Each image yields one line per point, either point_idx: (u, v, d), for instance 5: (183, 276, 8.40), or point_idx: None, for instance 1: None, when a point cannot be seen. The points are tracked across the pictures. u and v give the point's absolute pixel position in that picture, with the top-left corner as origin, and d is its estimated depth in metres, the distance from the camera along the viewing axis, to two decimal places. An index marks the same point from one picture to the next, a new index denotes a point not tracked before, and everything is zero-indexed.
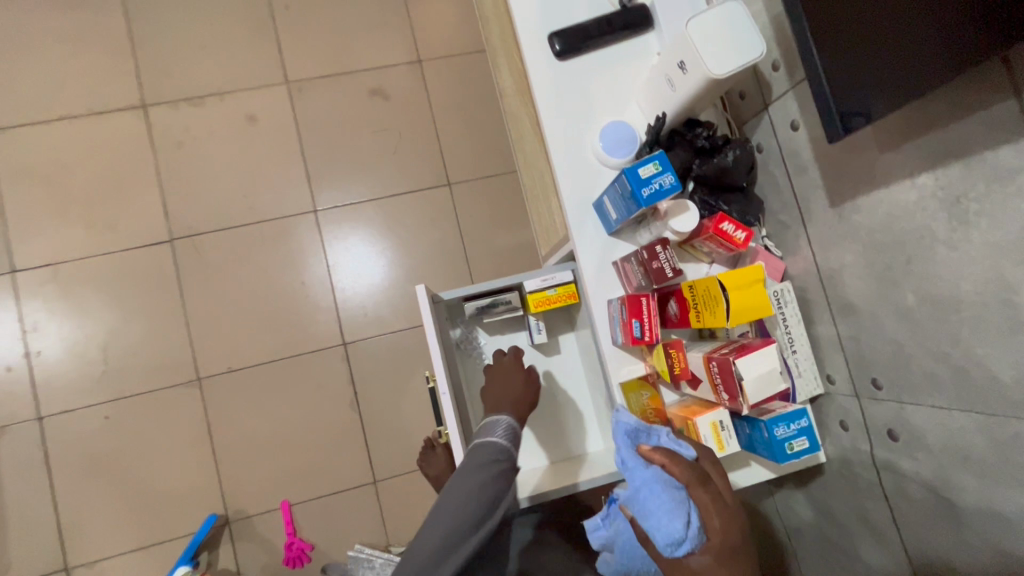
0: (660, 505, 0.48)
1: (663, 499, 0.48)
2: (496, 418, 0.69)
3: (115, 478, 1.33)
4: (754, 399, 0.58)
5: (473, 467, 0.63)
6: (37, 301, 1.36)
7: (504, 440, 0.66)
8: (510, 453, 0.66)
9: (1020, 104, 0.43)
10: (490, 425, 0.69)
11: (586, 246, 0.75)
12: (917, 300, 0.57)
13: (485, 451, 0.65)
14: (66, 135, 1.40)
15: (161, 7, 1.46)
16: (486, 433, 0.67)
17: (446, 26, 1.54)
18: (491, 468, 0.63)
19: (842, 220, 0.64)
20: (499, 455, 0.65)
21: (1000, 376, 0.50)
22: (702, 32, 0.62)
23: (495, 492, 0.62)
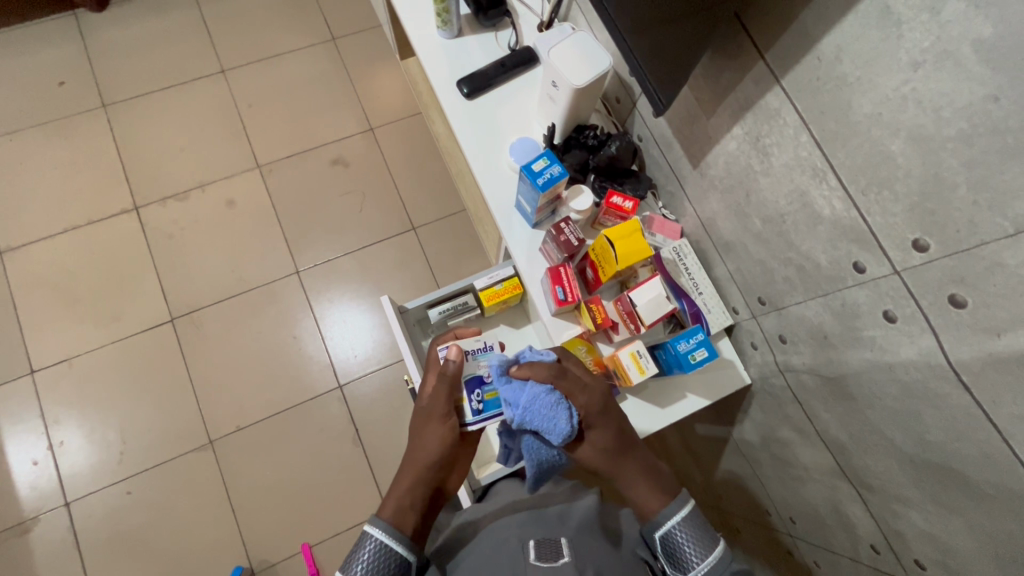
0: (550, 417, 0.65)
1: (552, 413, 0.65)
2: (369, 528, 0.62)
3: (143, 550, 1.40)
4: (650, 320, 0.74)
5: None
6: (57, 396, 1.48)
7: (387, 530, 0.62)
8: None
9: (766, 63, 0.60)
10: (362, 541, 0.62)
11: (515, 240, 0.91)
12: (762, 223, 0.72)
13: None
14: (70, 245, 1.58)
15: (142, 123, 1.69)
16: (350, 558, 0.61)
17: (390, 96, 1.78)
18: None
19: (703, 177, 0.81)
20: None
21: (821, 261, 0.65)
22: (561, 56, 0.81)
23: (388, 556, 0.61)
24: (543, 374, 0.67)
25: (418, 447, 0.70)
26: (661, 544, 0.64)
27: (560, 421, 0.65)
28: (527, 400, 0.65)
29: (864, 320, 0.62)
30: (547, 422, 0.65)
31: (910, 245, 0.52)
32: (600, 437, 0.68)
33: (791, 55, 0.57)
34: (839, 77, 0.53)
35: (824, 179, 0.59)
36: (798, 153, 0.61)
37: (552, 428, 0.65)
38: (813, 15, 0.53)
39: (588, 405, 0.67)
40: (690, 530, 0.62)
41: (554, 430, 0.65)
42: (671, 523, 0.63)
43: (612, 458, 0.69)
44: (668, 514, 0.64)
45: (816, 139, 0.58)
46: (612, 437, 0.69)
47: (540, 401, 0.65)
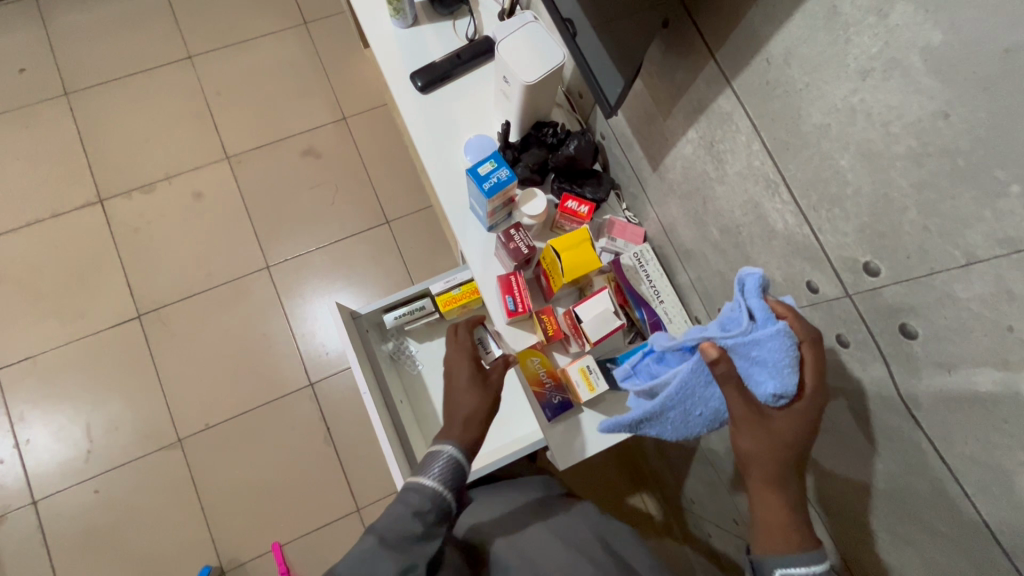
0: (779, 364, 0.48)
1: (783, 363, 0.48)
2: (439, 448, 0.63)
3: (111, 548, 1.39)
4: (595, 337, 0.69)
5: (399, 513, 0.59)
6: (21, 393, 1.46)
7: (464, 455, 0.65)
8: (445, 495, 0.61)
9: (717, 63, 0.55)
10: (431, 457, 0.63)
11: (469, 244, 0.86)
12: (719, 232, 0.68)
13: (416, 493, 0.60)
14: (33, 239, 1.54)
15: (106, 112, 1.63)
16: (422, 471, 0.62)
17: (364, 83, 1.71)
18: (419, 517, 0.59)
19: (662, 180, 0.76)
20: (432, 501, 0.60)
21: (776, 277, 0.60)
22: (512, 50, 0.75)
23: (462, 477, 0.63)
24: (801, 324, 0.51)
25: (458, 396, 0.69)
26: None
27: (787, 376, 0.48)
28: (777, 327, 0.49)
29: (818, 343, 0.58)
30: (778, 366, 0.48)
31: (861, 268, 0.48)
32: (795, 435, 0.50)
33: (741, 55, 0.52)
34: (788, 81, 0.48)
35: (777, 192, 0.54)
36: (751, 162, 0.56)
37: (776, 376, 0.49)
38: (761, 13, 0.48)
39: (817, 393, 0.50)
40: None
41: (770, 377, 0.49)
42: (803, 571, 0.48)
43: (782, 467, 0.50)
44: (802, 559, 0.48)
45: (768, 148, 0.53)
46: (800, 452, 0.50)
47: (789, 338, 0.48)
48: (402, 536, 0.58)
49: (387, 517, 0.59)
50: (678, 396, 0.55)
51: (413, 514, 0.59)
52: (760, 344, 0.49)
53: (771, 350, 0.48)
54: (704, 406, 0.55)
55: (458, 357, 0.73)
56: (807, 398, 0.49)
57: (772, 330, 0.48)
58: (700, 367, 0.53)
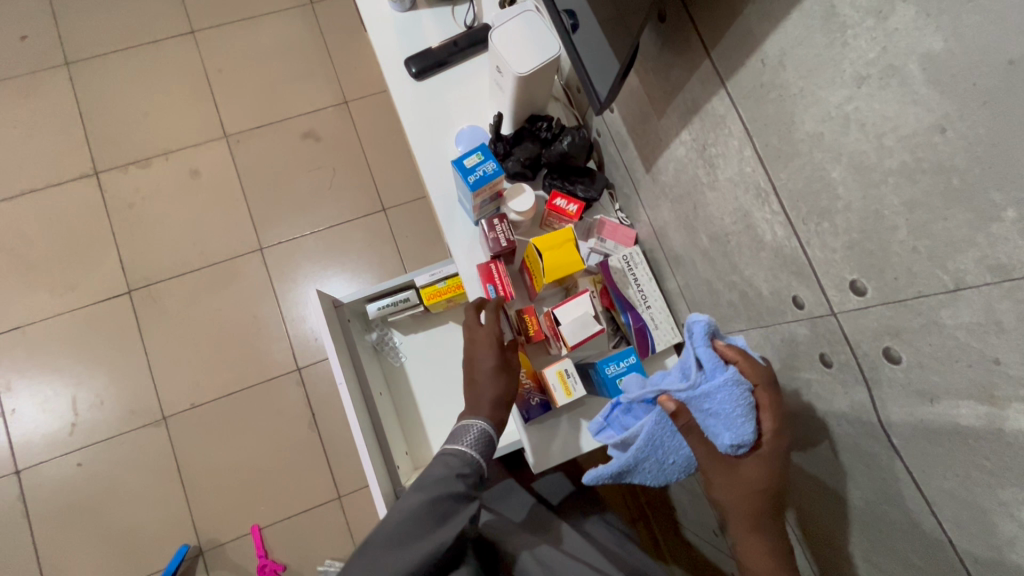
0: (733, 416, 0.49)
1: (737, 415, 0.49)
2: (470, 422, 0.66)
3: (91, 521, 1.40)
4: (572, 342, 0.66)
5: (442, 475, 0.60)
6: (10, 362, 1.46)
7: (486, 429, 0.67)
8: (475, 464, 0.64)
9: (712, 62, 0.53)
10: (460, 431, 0.65)
11: (455, 237, 0.84)
12: (709, 240, 0.65)
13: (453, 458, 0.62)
14: (27, 208, 1.53)
15: (106, 84, 1.61)
16: (454, 440, 0.64)
17: (368, 67, 1.69)
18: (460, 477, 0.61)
19: (655, 182, 0.73)
20: (470, 465, 0.63)
21: (763, 291, 0.58)
22: (507, 39, 0.73)
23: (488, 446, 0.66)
24: (754, 368, 0.52)
25: (483, 382, 0.68)
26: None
27: (738, 426, 0.49)
28: (727, 377, 0.50)
29: (802, 360, 0.55)
30: (730, 417, 0.49)
31: (848, 287, 0.46)
32: (766, 480, 0.50)
33: (736, 55, 0.49)
34: (782, 84, 0.45)
35: (767, 202, 0.52)
36: (743, 168, 0.54)
37: (730, 427, 0.49)
38: (757, 11, 0.45)
39: (778, 435, 0.50)
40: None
41: (727, 428, 0.50)
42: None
43: (761, 514, 0.51)
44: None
45: (760, 155, 0.51)
46: (772, 496, 0.51)
47: (738, 387, 0.49)
48: (448, 491, 0.59)
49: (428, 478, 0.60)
50: (649, 446, 0.55)
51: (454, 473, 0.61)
52: (710, 397, 0.50)
53: (722, 403, 0.49)
54: (675, 454, 0.56)
55: (486, 343, 0.70)
56: (769, 442, 0.50)
57: (719, 381, 0.50)
58: (663, 419, 0.54)
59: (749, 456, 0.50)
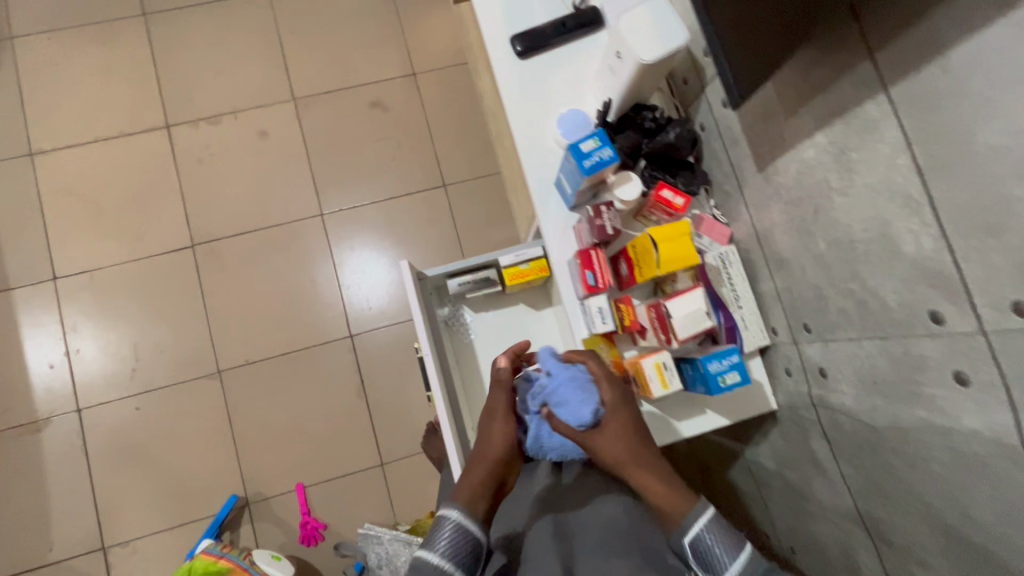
0: (573, 395, 0.63)
1: (575, 391, 0.64)
2: (444, 514, 0.59)
3: (146, 464, 1.45)
4: (683, 335, 0.66)
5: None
6: (76, 305, 1.50)
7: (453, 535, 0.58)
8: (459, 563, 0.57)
9: (873, 65, 0.51)
10: (436, 526, 0.59)
11: (549, 219, 0.84)
12: (827, 245, 0.64)
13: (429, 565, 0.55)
14: (99, 156, 1.56)
15: (180, 37, 1.62)
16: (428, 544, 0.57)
17: (438, 39, 1.67)
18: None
19: (767, 182, 0.72)
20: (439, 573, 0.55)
21: (888, 302, 0.57)
22: (631, 26, 0.72)
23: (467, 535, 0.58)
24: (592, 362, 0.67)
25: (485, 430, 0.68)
26: (693, 555, 0.56)
27: (586, 405, 0.62)
28: (566, 375, 0.65)
29: (925, 375, 0.55)
30: (573, 402, 0.63)
31: (1008, 307, 0.45)
32: (627, 426, 0.63)
33: (909, 60, 0.48)
34: (965, 94, 0.44)
35: (917, 213, 0.51)
36: (890, 176, 0.53)
37: (574, 407, 0.62)
38: (949, 14, 0.44)
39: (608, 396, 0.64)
40: (722, 532, 0.55)
41: (572, 409, 0.63)
42: (698, 529, 0.56)
43: (638, 450, 0.62)
44: (694, 516, 0.56)
45: (917, 165, 0.50)
46: (633, 431, 0.63)
47: (577, 381, 0.65)
48: None
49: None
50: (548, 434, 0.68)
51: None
52: (555, 389, 0.65)
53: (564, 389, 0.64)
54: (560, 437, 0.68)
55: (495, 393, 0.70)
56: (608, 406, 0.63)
57: (561, 377, 0.65)
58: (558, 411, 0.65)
59: (607, 415, 0.63)
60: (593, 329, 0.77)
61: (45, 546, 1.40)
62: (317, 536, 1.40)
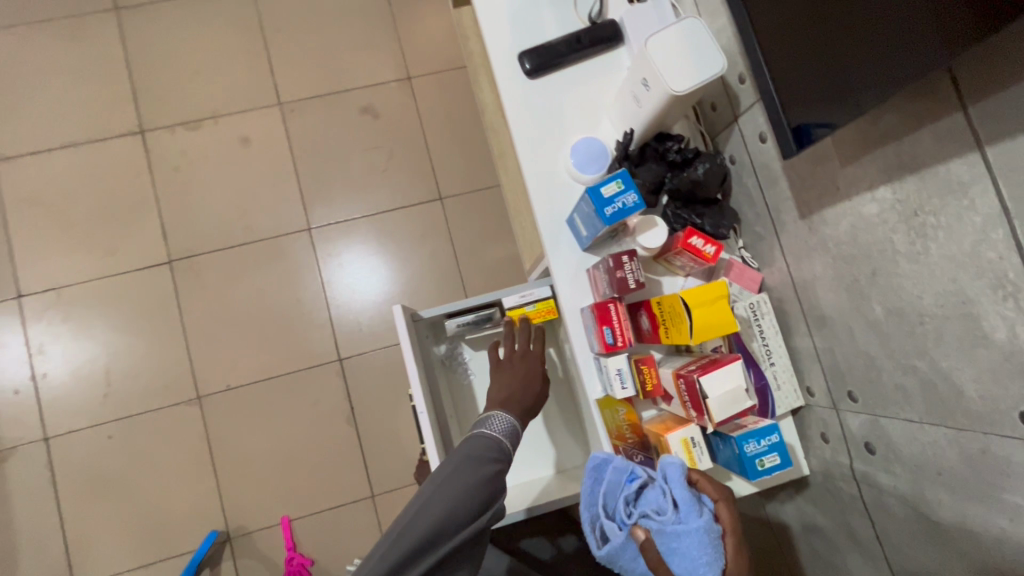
0: (698, 554, 0.52)
1: (700, 550, 0.52)
2: (494, 413, 0.67)
3: (120, 496, 1.35)
4: (719, 417, 0.58)
5: (466, 458, 0.62)
6: (43, 324, 1.39)
7: (499, 432, 0.65)
8: (506, 448, 0.65)
9: (966, 118, 0.43)
10: (486, 418, 0.67)
11: (559, 261, 0.75)
12: (885, 312, 0.56)
13: (482, 443, 0.63)
14: (68, 162, 1.44)
15: (155, 35, 1.50)
16: (481, 426, 0.66)
17: (434, 41, 1.56)
18: (491, 461, 0.62)
19: (811, 232, 0.64)
20: (494, 446, 0.64)
21: (965, 391, 0.49)
22: (660, 51, 0.63)
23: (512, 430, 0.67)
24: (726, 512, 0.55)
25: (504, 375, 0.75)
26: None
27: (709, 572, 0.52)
28: (701, 524, 0.52)
29: (1008, 480, 0.47)
30: (696, 562, 0.52)
31: None
32: None
33: (1018, 118, 0.40)
34: None
35: (1012, 297, 0.43)
36: (981, 251, 0.45)
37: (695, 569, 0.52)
38: None
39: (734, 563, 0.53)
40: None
41: (691, 566, 0.52)
42: None
43: None
44: None
45: (1017, 242, 0.42)
46: None
47: (709, 536, 0.52)
48: (471, 473, 0.60)
49: (453, 462, 0.61)
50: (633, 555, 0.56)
51: (473, 461, 0.62)
52: (680, 537, 0.52)
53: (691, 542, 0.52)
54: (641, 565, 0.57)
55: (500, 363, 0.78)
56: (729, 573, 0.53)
57: (694, 528, 0.52)
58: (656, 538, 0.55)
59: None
60: (610, 393, 0.68)
61: None
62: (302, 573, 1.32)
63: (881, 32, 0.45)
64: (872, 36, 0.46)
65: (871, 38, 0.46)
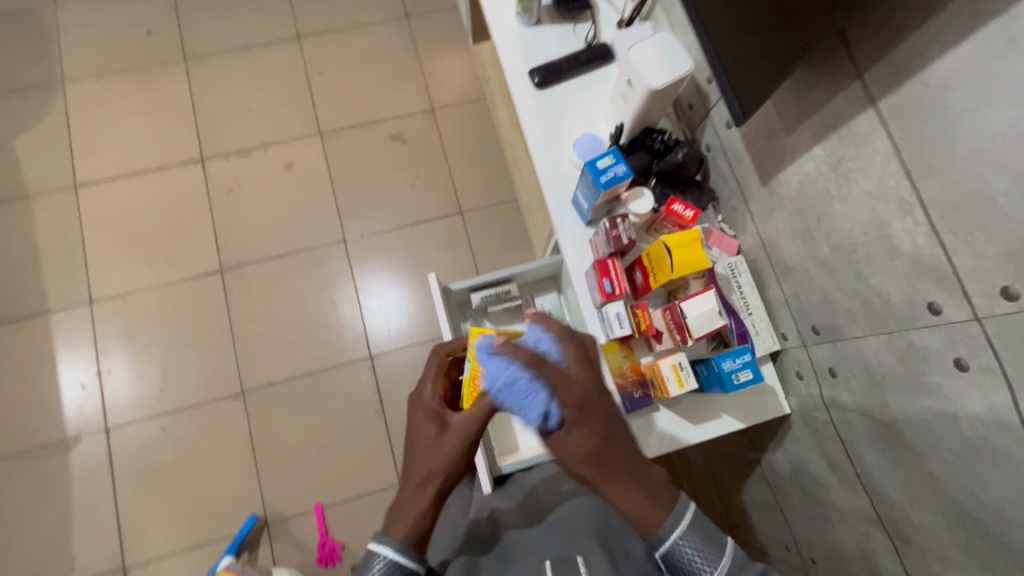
0: (517, 400, 0.54)
1: (518, 396, 0.54)
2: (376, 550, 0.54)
3: (169, 483, 1.47)
4: (699, 332, 0.73)
5: None
6: (109, 327, 1.56)
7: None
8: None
9: (863, 83, 0.58)
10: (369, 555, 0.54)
11: (566, 233, 0.90)
12: (830, 249, 0.69)
13: None
14: (138, 187, 1.66)
15: (216, 79, 1.75)
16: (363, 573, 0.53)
17: (455, 78, 1.78)
18: None
19: (771, 195, 0.78)
20: None
21: (891, 298, 0.61)
22: (640, 56, 0.80)
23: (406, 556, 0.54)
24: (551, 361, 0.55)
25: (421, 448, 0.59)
26: (663, 562, 0.53)
27: (535, 405, 0.53)
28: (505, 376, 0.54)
29: (930, 366, 0.59)
30: (523, 405, 0.54)
31: (997, 293, 0.50)
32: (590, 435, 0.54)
33: (894, 78, 0.54)
34: (945, 105, 0.51)
35: (910, 213, 0.56)
36: (885, 181, 0.58)
37: (526, 412, 0.54)
38: (928, 34, 0.50)
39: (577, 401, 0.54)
40: (699, 545, 0.52)
41: (527, 407, 0.54)
42: (674, 539, 0.53)
43: (604, 461, 0.54)
44: (672, 526, 0.53)
45: (907, 170, 0.56)
46: (597, 430, 0.55)
47: (516, 379, 0.54)
48: None
49: None
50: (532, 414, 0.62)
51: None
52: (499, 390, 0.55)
53: (507, 388, 0.54)
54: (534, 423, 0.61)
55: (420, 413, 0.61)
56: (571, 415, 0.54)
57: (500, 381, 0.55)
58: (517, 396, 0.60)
59: (572, 425, 0.54)
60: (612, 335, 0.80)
61: (65, 567, 1.40)
62: (334, 556, 1.42)
63: (785, 22, 0.60)
64: (780, 25, 0.60)
65: (779, 27, 0.61)
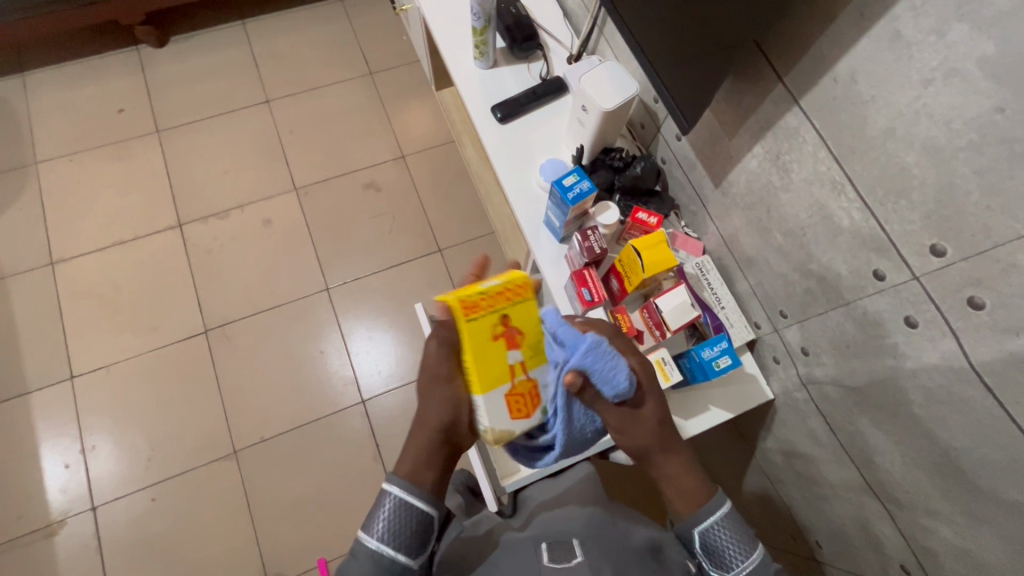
0: (609, 369, 0.61)
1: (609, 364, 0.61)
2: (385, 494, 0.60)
3: (163, 556, 1.41)
4: (675, 325, 0.78)
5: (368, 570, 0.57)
6: (92, 400, 1.53)
7: (388, 523, 0.58)
8: (402, 532, 0.58)
9: (784, 86, 0.66)
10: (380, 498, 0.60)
11: (542, 251, 0.95)
12: (783, 236, 0.75)
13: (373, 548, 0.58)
14: (115, 257, 1.67)
15: (189, 147, 1.80)
16: (371, 519, 0.59)
17: (421, 126, 1.88)
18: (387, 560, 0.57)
19: (725, 195, 0.84)
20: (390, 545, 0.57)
21: (841, 272, 0.67)
22: (591, 83, 0.88)
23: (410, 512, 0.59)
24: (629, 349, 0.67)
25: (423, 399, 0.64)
26: (699, 538, 0.64)
27: (620, 374, 0.61)
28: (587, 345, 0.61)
29: (886, 329, 0.64)
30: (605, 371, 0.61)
31: (927, 251, 0.56)
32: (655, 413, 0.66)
33: (809, 78, 0.62)
34: (855, 95, 0.58)
35: (843, 192, 0.63)
36: (818, 168, 0.65)
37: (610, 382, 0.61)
38: (830, 38, 0.59)
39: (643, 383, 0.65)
40: (732, 529, 0.63)
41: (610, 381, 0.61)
42: (710, 524, 0.63)
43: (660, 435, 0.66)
44: (711, 511, 0.64)
45: (834, 155, 0.63)
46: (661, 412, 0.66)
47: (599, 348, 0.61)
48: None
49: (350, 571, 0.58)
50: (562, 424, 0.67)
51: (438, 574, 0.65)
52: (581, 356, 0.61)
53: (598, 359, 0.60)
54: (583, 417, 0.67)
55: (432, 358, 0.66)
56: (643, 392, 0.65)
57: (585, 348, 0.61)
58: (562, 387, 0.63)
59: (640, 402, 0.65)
60: None
61: None
62: None
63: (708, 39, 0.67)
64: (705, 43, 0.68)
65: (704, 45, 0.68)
